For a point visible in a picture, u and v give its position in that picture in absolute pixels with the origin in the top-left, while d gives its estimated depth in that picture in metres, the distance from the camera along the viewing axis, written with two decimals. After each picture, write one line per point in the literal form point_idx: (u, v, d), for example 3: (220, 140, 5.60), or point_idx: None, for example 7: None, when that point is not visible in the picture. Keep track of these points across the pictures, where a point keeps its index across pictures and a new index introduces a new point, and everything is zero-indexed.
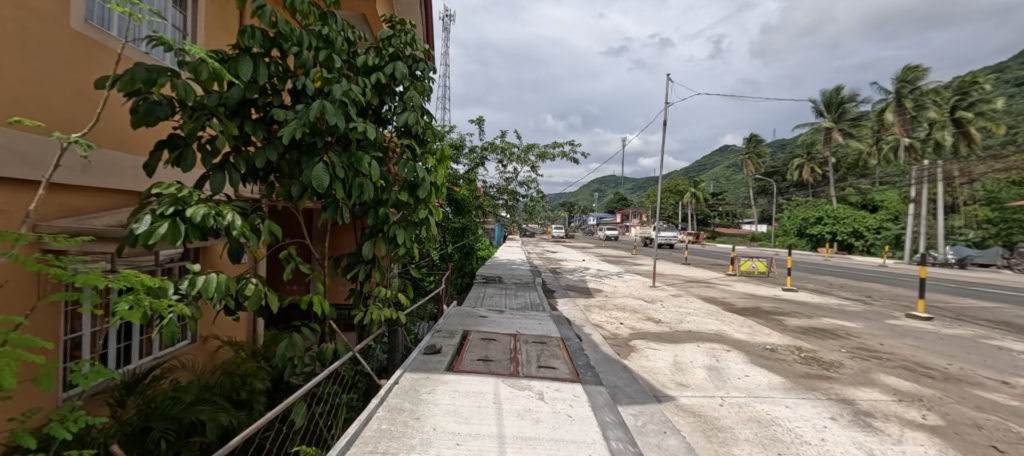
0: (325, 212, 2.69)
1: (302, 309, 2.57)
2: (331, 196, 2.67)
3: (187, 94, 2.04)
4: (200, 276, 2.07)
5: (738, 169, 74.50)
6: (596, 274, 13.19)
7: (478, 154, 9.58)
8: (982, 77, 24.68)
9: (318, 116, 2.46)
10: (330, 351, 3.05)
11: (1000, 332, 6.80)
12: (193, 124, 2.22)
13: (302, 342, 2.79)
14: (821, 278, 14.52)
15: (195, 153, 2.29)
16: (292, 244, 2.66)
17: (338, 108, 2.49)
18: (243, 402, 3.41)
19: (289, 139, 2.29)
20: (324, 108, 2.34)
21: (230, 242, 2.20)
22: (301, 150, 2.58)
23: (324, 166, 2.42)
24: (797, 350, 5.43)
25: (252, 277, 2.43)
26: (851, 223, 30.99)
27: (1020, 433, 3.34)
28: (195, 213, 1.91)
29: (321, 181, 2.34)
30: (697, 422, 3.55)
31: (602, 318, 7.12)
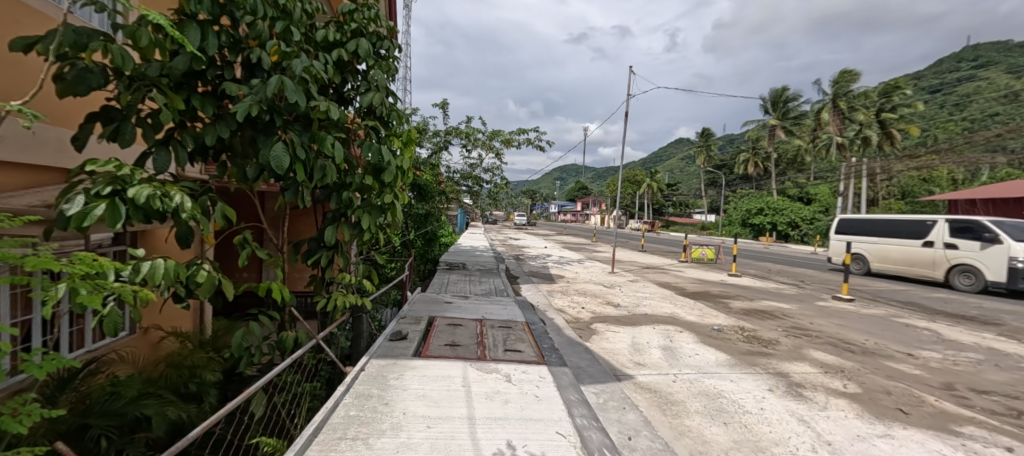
0: (283, 195, 2.50)
1: (261, 296, 2.31)
2: (290, 178, 2.48)
3: (124, 63, 1.81)
4: (147, 261, 1.80)
5: (692, 163, 78.75)
6: (558, 261, 13.44)
7: (442, 139, 9.41)
8: (903, 83, 27.26)
9: (277, 92, 2.25)
10: (291, 339, 2.87)
11: (909, 311, 7.73)
12: (134, 96, 2.00)
13: (260, 329, 2.56)
14: (762, 264, 15.71)
15: (135, 127, 2.06)
16: (249, 228, 2.42)
17: (298, 84, 2.30)
18: (192, 395, 3.21)
19: (243, 116, 2.06)
20: (284, 83, 2.10)
21: (179, 225, 1.97)
22: (258, 128, 2.34)
23: (284, 145, 2.22)
24: (740, 330, 5.89)
25: (205, 263, 2.23)
26: (788, 214, 33.58)
27: (921, 397, 3.84)
28: (140, 192, 1.69)
29: (281, 163, 2.12)
30: (654, 398, 3.80)
31: (565, 303, 7.34)
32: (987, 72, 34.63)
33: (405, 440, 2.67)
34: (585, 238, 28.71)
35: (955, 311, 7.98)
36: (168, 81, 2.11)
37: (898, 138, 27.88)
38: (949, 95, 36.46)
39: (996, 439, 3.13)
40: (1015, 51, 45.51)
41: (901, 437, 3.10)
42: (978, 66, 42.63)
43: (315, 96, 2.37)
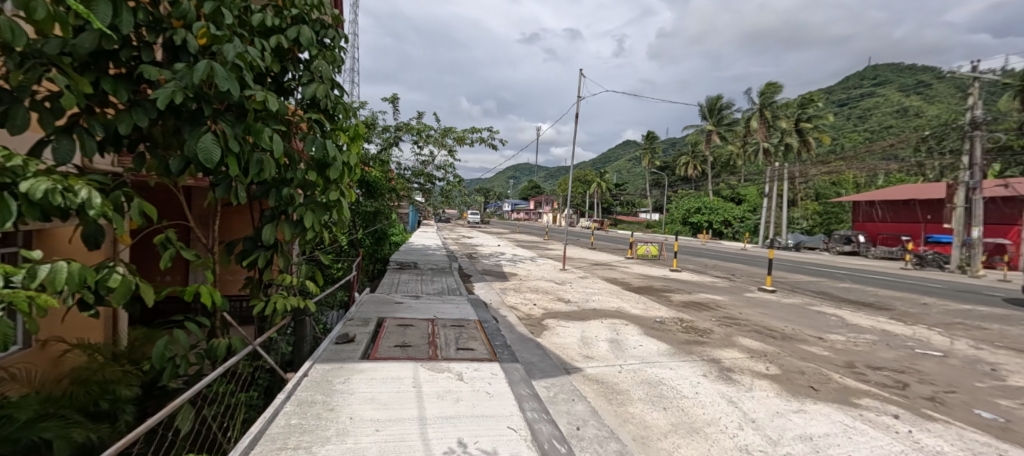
0: (214, 190, 2.29)
1: (187, 301, 2.11)
2: (222, 172, 2.28)
3: (14, 36, 1.55)
4: (45, 264, 1.57)
5: (638, 164, 82.31)
6: (510, 259, 13.55)
7: (392, 134, 9.15)
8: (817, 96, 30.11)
9: (207, 78, 2.04)
10: (223, 346, 2.60)
11: (822, 300, 8.57)
12: (29, 76, 1.74)
13: (186, 337, 2.25)
14: (700, 260, 16.77)
15: (30, 112, 1.79)
16: (172, 227, 2.20)
17: (231, 71, 2.09)
18: (104, 413, 2.89)
19: (165, 104, 1.85)
20: (214, 70, 1.90)
21: (85, 223, 1.74)
22: (183, 117, 2.11)
23: (215, 137, 2.00)
24: (680, 321, 6.25)
25: (119, 265, 1.98)
26: (722, 213, 36.03)
27: (829, 375, 4.27)
28: (36, 187, 1.47)
29: (211, 155, 1.90)
30: (601, 388, 3.94)
31: (517, 300, 7.40)
32: (886, 88, 39.13)
33: (351, 446, 2.58)
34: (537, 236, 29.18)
35: (859, 299, 8.94)
36: (72, 60, 1.85)
37: (813, 145, 30.80)
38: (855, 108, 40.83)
39: (886, 407, 3.55)
40: (909, 71, 51.78)
41: (811, 411, 3.42)
42: (879, 83, 48.05)
43: (251, 85, 2.18)
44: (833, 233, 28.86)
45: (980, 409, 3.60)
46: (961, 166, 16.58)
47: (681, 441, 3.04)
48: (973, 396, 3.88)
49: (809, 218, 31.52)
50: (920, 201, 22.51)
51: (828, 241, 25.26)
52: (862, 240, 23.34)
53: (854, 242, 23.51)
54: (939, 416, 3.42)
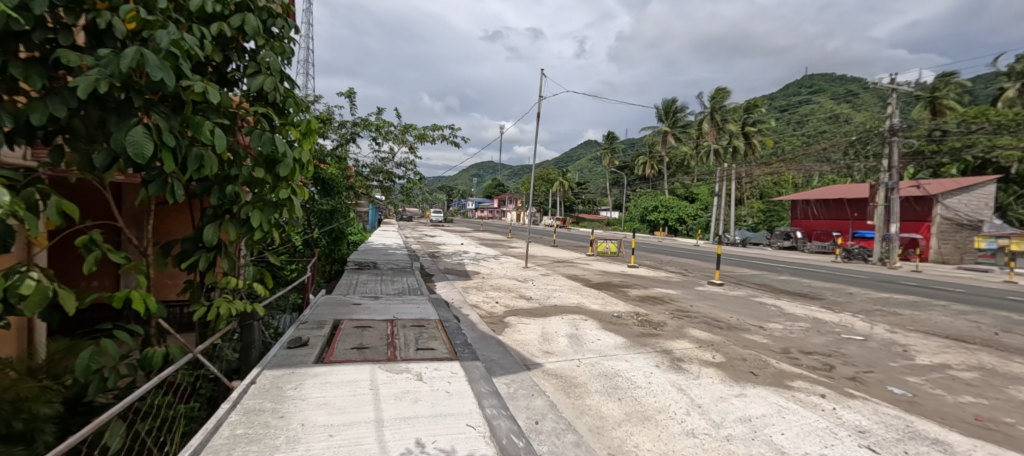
0: (147, 187, 2.13)
1: (115, 308, 1.98)
2: (155, 168, 2.13)
3: None
4: None
5: (599, 162, 84.36)
6: (473, 258, 13.57)
7: (349, 130, 8.90)
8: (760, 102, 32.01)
9: (136, 65, 1.88)
10: (159, 355, 2.47)
11: (764, 292, 9.17)
12: None
13: (116, 347, 2.13)
14: (656, 256, 17.46)
15: None
16: (97, 227, 2.06)
17: (165, 60, 1.94)
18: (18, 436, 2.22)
19: (85, 94, 1.69)
20: (144, 58, 1.78)
21: None
22: (109, 108, 1.94)
23: (145, 130, 1.85)
24: (635, 315, 6.50)
25: (33, 270, 1.84)
26: (677, 211, 37.57)
27: (767, 360, 4.59)
28: None
29: (141, 150, 1.77)
30: (560, 382, 4.05)
31: (479, 298, 7.44)
32: (821, 96, 42.19)
33: (303, 453, 2.53)
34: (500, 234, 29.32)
35: (796, 290, 9.65)
36: None
37: (757, 147, 32.73)
38: (795, 113, 43.68)
39: (815, 388, 3.86)
40: (841, 80, 56.08)
41: (751, 395, 3.66)
42: (816, 90, 51.72)
43: (189, 75, 2.03)
44: (775, 229, 30.86)
45: (893, 386, 4.00)
46: (882, 168, 18.16)
47: (634, 429, 3.18)
48: (887, 374, 4.30)
49: (754, 215, 33.55)
50: (848, 201, 24.42)
51: (771, 237, 26.97)
52: (798, 236, 25.19)
53: (793, 237, 25.30)
54: (858, 394, 3.77)
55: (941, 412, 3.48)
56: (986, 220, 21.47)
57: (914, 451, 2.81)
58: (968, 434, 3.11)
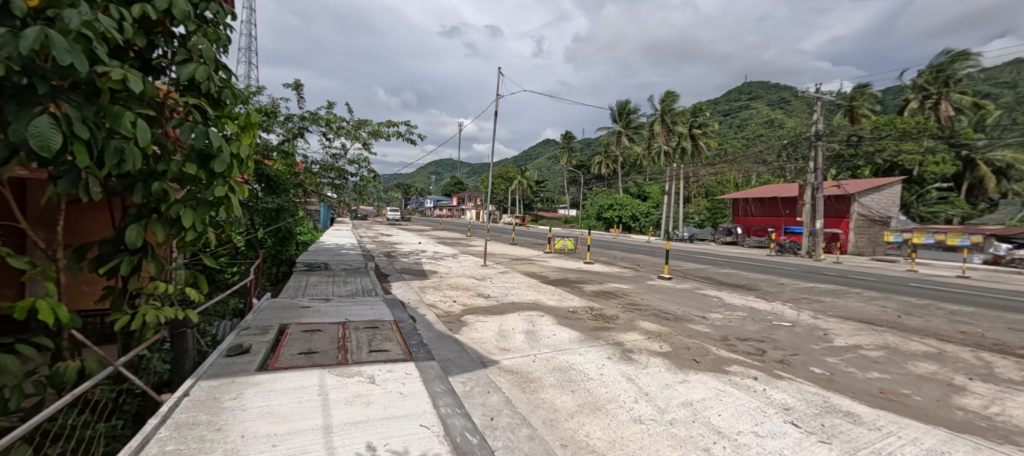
0: (56, 184, 1.94)
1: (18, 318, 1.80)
2: (64, 163, 1.94)
3: None
4: None
5: (557, 161, 85.75)
6: (431, 257, 13.41)
7: (296, 125, 8.51)
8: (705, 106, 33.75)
9: (40, 48, 1.70)
10: (73, 369, 2.28)
11: (708, 284, 9.72)
12: None
13: (19, 362, 1.93)
14: (611, 252, 18.02)
15: None
16: None
17: (75, 43, 1.76)
18: None
19: None
20: (49, 40, 1.62)
21: None
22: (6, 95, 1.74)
23: (51, 121, 1.68)
24: (590, 309, 6.69)
25: None
26: (631, 209, 38.92)
27: (708, 348, 4.88)
28: None
29: (48, 143, 1.62)
30: (515, 378, 4.10)
31: (436, 298, 7.37)
32: (759, 102, 45.12)
33: None
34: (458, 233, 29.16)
35: (735, 282, 10.32)
36: None
37: (702, 149, 34.53)
38: (737, 117, 46.41)
39: (749, 371, 4.16)
40: (777, 88, 60.30)
41: (694, 381, 3.88)
42: (755, 96, 55.24)
43: (105, 61, 1.86)
44: (719, 225, 32.76)
45: (815, 366, 4.40)
46: (810, 170, 19.67)
47: (586, 419, 3.28)
48: (811, 357, 4.71)
49: (700, 212, 35.46)
50: (782, 200, 26.23)
51: (715, 233, 28.56)
52: (739, 232, 26.90)
53: (734, 233, 26.94)
54: (786, 375, 4.10)
55: (853, 388, 3.88)
56: (894, 216, 23.95)
57: (829, 423, 3.12)
58: (875, 405, 3.49)
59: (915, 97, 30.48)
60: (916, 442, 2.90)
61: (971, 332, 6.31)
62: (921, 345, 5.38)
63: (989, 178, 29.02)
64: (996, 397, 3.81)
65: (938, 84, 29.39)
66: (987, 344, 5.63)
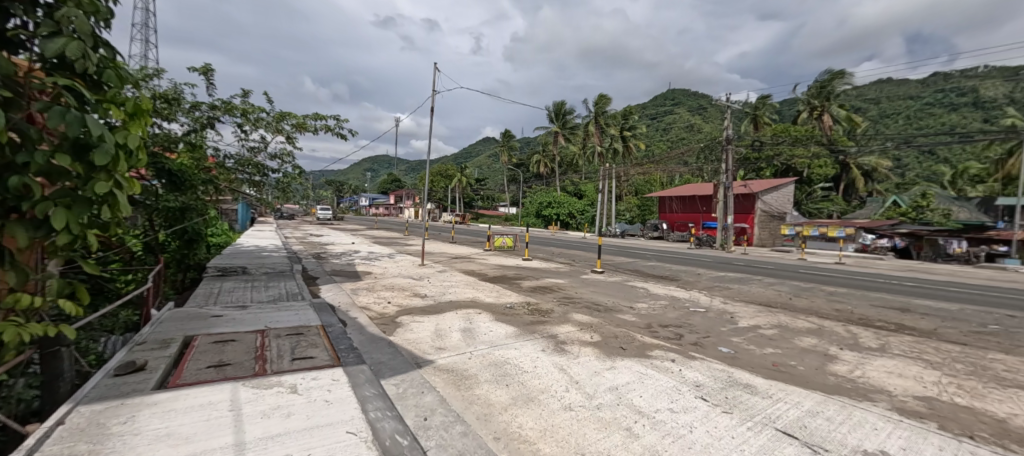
0: None
1: None
2: None
3: None
4: None
5: (497, 159, 86.32)
6: (365, 257, 12.93)
7: (205, 114, 7.75)
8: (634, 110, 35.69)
9: None
10: None
11: (636, 277, 10.31)
12: None
13: None
14: (548, 248, 18.49)
15: None
16: None
17: None
18: None
19: None
20: None
21: None
22: None
23: None
24: (527, 305, 6.82)
25: None
26: (568, 207, 40.14)
27: (634, 336, 5.17)
28: None
29: None
30: (450, 376, 4.07)
31: (369, 300, 7.10)
32: (681, 108, 48.61)
33: None
34: (393, 231, 28.27)
35: (659, 273, 11.08)
36: None
37: (631, 150, 36.54)
38: (663, 120, 49.63)
39: (668, 355, 4.48)
40: (695, 95, 65.44)
41: (620, 367, 4.10)
42: (678, 102, 59.46)
43: None
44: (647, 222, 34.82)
45: (723, 346, 4.86)
46: (722, 171, 21.51)
47: (519, 411, 3.34)
48: (720, 338, 5.18)
49: (630, 209, 37.47)
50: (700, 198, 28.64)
51: (643, 229, 30.32)
52: (664, 227, 28.81)
53: (660, 229, 28.81)
54: (698, 355, 4.48)
55: (753, 364, 4.35)
56: (789, 212, 27.08)
57: (733, 396, 3.50)
58: (770, 378, 3.96)
59: (804, 107, 34.71)
60: (798, 406, 3.38)
61: (845, 309, 7.34)
62: (805, 322, 6.14)
63: (860, 178, 33.87)
64: (859, 363, 4.49)
65: (821, 98, 33.74)
66: (854, 319, 6.57)
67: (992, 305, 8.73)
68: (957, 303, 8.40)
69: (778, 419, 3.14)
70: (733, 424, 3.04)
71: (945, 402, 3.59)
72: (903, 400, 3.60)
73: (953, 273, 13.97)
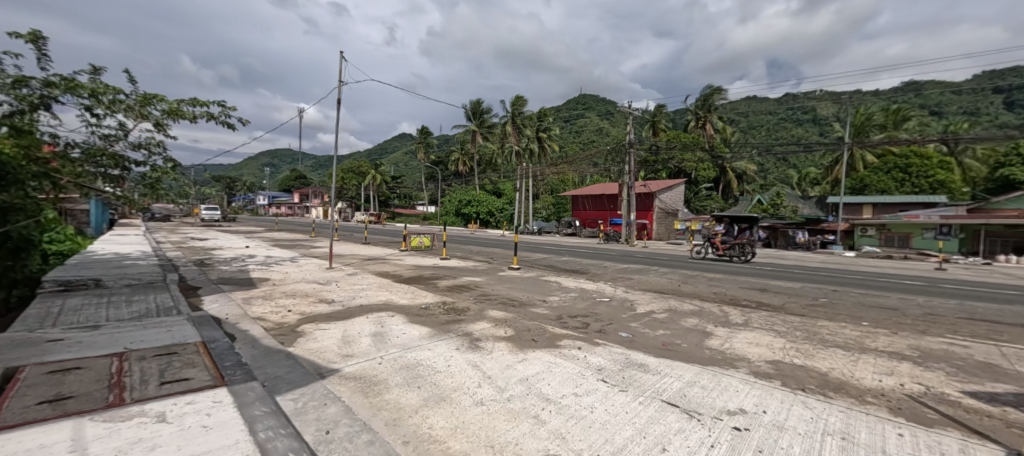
0: None
1: None
2: None
3: None
4: None
5: (414, 157, 84.21)
6: (263, 262, 11.71)
7: (36, 91, 6.33)
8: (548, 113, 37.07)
9: None
10: None
11: (550, 271, 10.70)
12: None
13: None
14: (467, 247, 18.44)
15: None
16: None
17: None
18: None
19: None
20: None
21: None
22: None
23: None
24: (443, 304, 6.70)
25: None
26: (487, 205, 40.43)
27: (546, 328, 5.33)
28: None
29: None
30: (358, 384, 3.83)
31: (266, 309, 6.42)
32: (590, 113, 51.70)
33: None
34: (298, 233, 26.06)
35: (570, 267, 11.61)
36: None
37: (547, 151, 37.98)
38: (574, 123, 52.31)
39: (575, 343, 4.69)
40: (603, 101, 70.03)
41: (531, 358, 4.20)
42: (588, 106, 63.19)
43: None
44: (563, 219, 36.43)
45: (623, 332, 5.22)
46: (626, 172, 23.20)
47: (430, 411, 3.24)
48: (621, 324, 5.57)
49: (546, 208, 38.89)
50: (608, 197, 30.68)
51: (559, 226, 31.62)
52: (577, 225, 30.33)
53: (573, 226, 30.24)
54: (602, 341, 4.77)
55: (647, 345, 4.75)
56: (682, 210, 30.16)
57: (629, 376, 3.79)
58: (660, 356, 4.35)
59: (692, 117, 38.95)
60: (680, 378, 3.77)
61: (721, 291, 8.37)
62: (690, 305, 6.86)
63: (735, 180, 39.00)
64: (729, 337, 5.14)
65: (703, 110, 38.19)
66: (728, 300, 7.50)
67: (810, 280, 10.80)
68: (807, 283, 10.03)
69: (664, 392, 3.49)
70: (627, 400, 3.30)
71: (788, 363, 4.28)
72: (758, 364, 4.22)
73: (798, 258, 16.79)
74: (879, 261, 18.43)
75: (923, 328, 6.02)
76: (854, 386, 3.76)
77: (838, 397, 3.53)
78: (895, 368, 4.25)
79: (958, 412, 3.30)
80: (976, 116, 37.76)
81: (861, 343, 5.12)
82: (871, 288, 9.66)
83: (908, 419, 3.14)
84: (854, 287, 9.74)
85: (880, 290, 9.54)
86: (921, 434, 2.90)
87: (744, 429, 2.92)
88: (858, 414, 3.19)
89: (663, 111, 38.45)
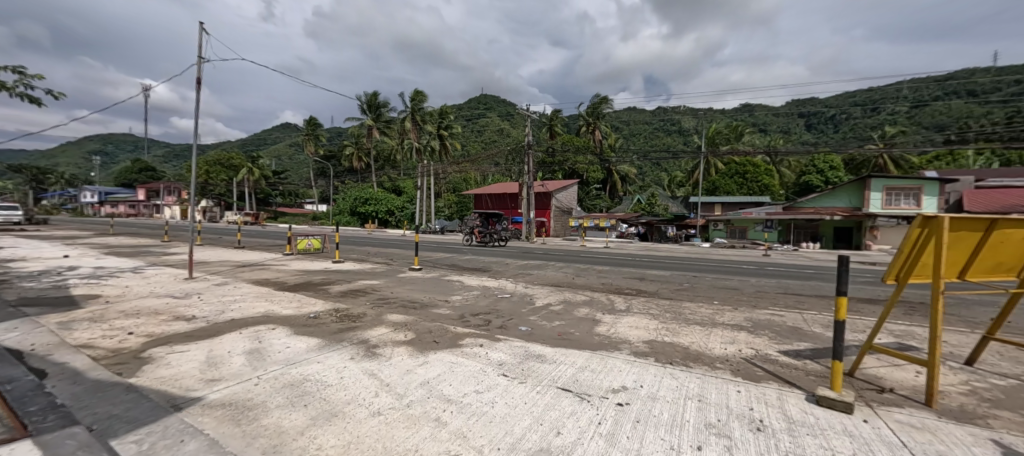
0: None
1: None
2: None
3: None
4: None
5: (300, 150, 76.76)
6: (93, 275, 9.42)
7: None
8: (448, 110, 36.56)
9: None
10: None
11: (452, 270, 10.47)
12: None
13: None
14: (363, 248, 17.26)
15: None
16: None
17: None
18: None
19: None
20: None
21: None
22: None
23: None
24: (335, 312, 6.06)
25: None
26: (386, 204, 38.51)
27: (447, 328, 5.10)
28: None
29: None
30: (227, 411, 3.19)
31: (95, 334, 5.12)
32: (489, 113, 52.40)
33: None
34: (148, 238, 21.80)
35: (470, 265, 11.50)
36: None
37: (449, 149, 37.45)
38: (475, 122, 52.50)
39: (477, 341, 4.56)
40: (502, 102, 71.58)
41: (433, 360, 3.95)
42: (487, 106, 64.04)
43: None
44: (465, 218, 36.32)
45: (522, 326, 5.23)
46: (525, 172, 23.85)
47: (318, 431, 2.82)
48: (521, 318, 5.59)
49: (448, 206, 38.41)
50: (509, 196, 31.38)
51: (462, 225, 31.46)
52: None
53: None
54: (503, 337, 4.71)
55: (544, 336, 4.81)
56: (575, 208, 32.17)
57: (527, 367, 3.76)
58: (556, 346, 4.42)
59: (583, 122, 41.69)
60: (572, 364, 3.87)
61: (608, 282, 9.03)
62: (582, 296, 7.21)
63: (619, 181, 42.88)
64: (614, 322, 5.46)
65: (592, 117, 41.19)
66: (614, 289, 8.06)
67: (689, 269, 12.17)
68: (681, 272, 11.33)
69: (559, 378, 3.52)
70: (525, 391, 3.26)
71: (660, 341, 4.66)
72: (637, 345, 4.53)
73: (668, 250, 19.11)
74: (730, 251, 21.77)
75: (754, 302, 7.19)
76: (707, 355, 4.23)
77: (696, 366, 3.94)
78: (734, 336, 4.93)
79: (776, 367, 3.91)
80: (790, 132, 47.02)
81: (712, 318, 5.84)
82: (723, 273, 11.31)
83: (743, 378, 3.63)
84: (714, 273, 11.43)
85: (729, 274, 11.24)
86: (750, 389, 3.37)
87: (624, 403, 3.07)
88: (710, 378, 3.58)
89: (558, 115, 40.57)
